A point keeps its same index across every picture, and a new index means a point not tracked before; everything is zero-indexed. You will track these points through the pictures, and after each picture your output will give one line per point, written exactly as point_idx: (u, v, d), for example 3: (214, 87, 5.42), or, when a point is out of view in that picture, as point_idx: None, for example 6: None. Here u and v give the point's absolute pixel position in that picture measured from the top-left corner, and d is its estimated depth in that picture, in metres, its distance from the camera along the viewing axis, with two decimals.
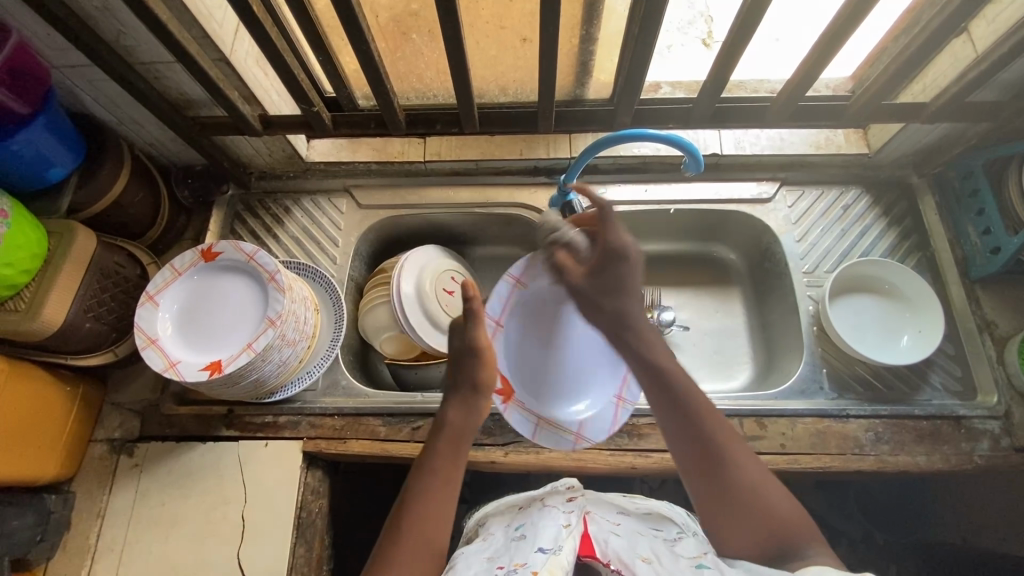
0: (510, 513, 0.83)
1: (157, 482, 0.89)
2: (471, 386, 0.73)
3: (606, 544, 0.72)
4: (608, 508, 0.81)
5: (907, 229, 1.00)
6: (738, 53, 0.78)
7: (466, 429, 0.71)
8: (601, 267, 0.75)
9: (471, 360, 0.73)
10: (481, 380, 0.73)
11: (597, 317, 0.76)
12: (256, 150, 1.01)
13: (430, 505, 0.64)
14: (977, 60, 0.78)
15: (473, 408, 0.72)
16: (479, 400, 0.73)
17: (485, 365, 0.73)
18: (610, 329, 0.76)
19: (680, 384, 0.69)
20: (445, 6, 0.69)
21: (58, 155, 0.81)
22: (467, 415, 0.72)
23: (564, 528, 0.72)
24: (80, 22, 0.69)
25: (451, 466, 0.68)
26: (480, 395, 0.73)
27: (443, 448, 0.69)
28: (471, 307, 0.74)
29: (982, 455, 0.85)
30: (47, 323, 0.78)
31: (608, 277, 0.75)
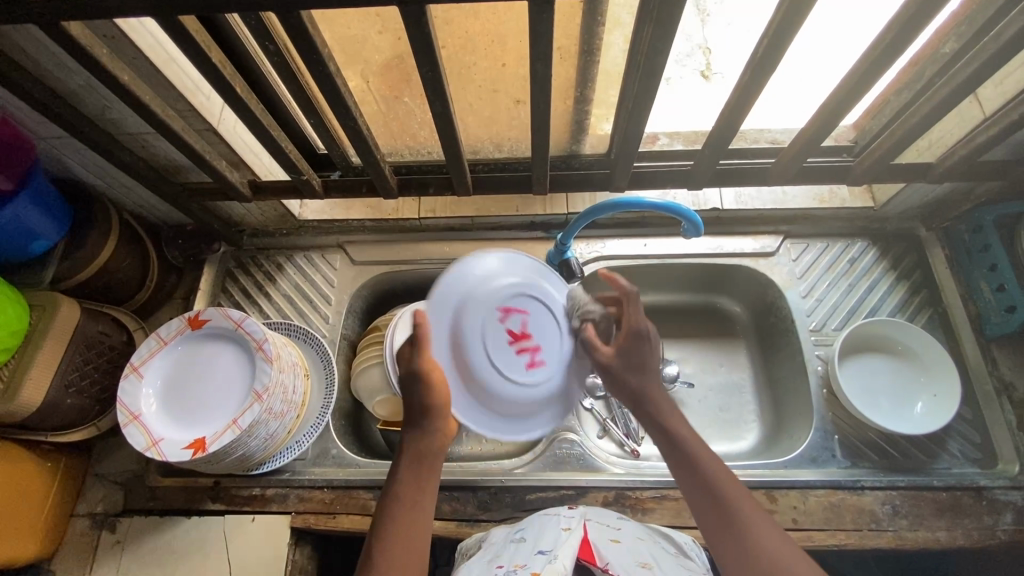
0: (510, 527, 0.76)
1: (138, 560, 0.86)
2: (418, 408, 0.66)
3: (608, 553, 0.64)
4: (608, 515, 0.75)
5: (917, 283, 0.97)
6: (742, 113, 0.75)
7: (426, 450, 0.66)
8: (627, 346, 0.70)
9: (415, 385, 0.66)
10: (433, 402, 0.66)
11: (617, 388, 0.71)
12: (248, 210, 1.00)
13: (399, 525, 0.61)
14: (986, 123, 0.75)
15: (430, 429, 0.66)
16: (436, 421, 0.66)
17: (436, 390, 0.66)
18: (630, 400, 0.70)
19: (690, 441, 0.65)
20: (434, 83, 0.67)
21: (42, 227, 0.80)
22: (425, 435, 0.66)
23: (565, 532, 0.68)
24: (60, 100, 0.67)
25: (416, 488, 0.64)
26: (430, 412, 0.67)
27: (406, 473, 0.65)
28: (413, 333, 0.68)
29: (1006, 530, 0.80)
30: (26, 403, 0.75)
31: (620, 367, 0.70)
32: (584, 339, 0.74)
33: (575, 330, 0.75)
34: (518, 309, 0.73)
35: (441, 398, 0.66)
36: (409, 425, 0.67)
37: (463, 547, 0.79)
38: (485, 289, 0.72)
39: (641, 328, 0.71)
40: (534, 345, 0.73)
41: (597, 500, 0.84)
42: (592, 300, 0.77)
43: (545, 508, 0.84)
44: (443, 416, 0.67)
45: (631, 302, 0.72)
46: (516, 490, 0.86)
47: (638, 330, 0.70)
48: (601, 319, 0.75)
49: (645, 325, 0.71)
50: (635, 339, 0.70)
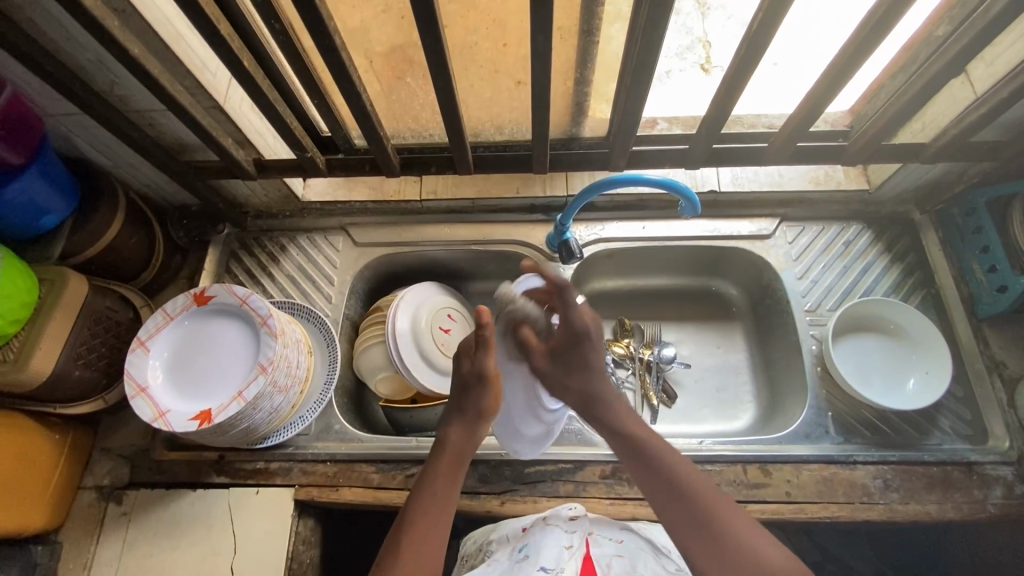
0: (511, 536, 0.79)
1: (145, 531, 0.87)
2: (476, 412, 0.74)
3: (609, 569, 0.71)
4: (610, 525, 0.79)
5: (911, 266, 0.98)
6: (737, 90, 0.76)
7: (465, 448, 0.74)
8: (563, 350, 0.75)
9: (478, 389, 0.74)
10: (487, 407, 0.75)
11: (562, 390, 0.75)
12: (252, 191, 1.01)
13: (431, 517, 0.66)
14: (977, 102, 0.77)
15: (474, 433, 0.74)
16: (480, 426, 0.75)
17: (492, 395, 0.74)
18: (578, 402, 0.75)
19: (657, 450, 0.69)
20: (437, 58, 0.68)
21: (51, 202, 0.81)
22: (467, 437, 0.74)
23: (566, 549, 0.73)
24: (70, 74, 0.68)
25: (448, 481, 0.70)
26: (483, 420, 0.75)
27: (440, 467, 0.71)
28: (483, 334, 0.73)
29: (995, 503, 0.82)
30: (35, 373, 0.77)
31: (567, 359, 0.75)
32: (521, 341, 0.77)
33: (514, 329, 0.78)
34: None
35: (495, 404, 0.75)
36: (450, 424, 0.75)
37: (468, 555, 0.84)
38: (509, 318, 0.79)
39: (579, 330, 0.75)
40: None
41: (594, 473, 0.86)
42: (528, 300, 0.79)
43: (544, 481, 0.86)
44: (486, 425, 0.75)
45: (568, 298, 0.76)
46: (516, 464, 0.87)
47: (580, 331, 0.75)
48: (540, 322, 0.79)
49: (589, 323, 0.76)
50: (574, 339, 0.75)
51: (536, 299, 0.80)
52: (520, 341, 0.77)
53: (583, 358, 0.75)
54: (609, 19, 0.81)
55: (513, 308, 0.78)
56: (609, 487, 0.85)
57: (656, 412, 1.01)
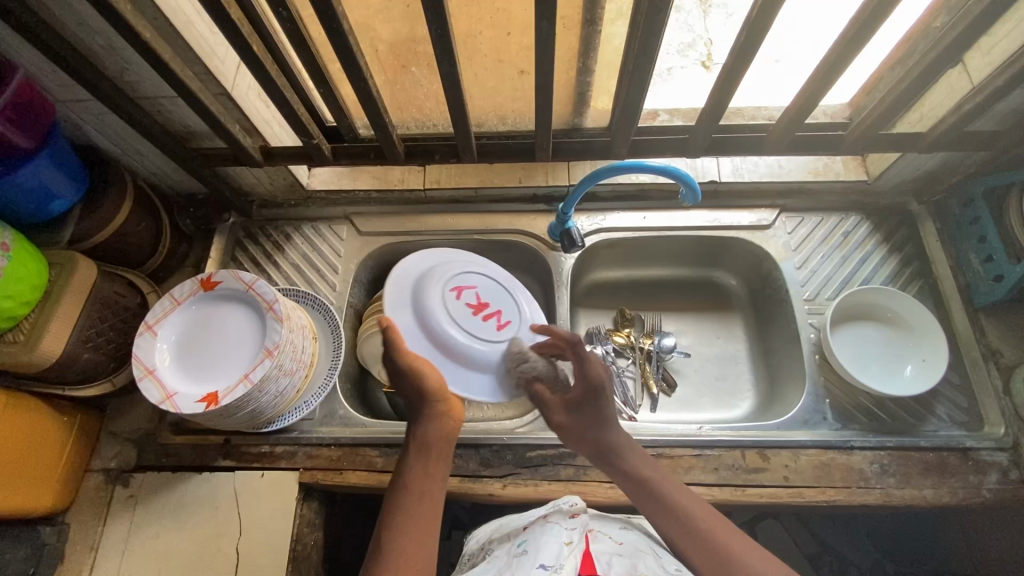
0: (512, 534, 0.81)
1: (151, 513, 0.89)
2: (416, 395, 0.70)
3: (609, 565, 0.68)
4: (609, 524, 0.80)
5: (908, 256, 1.00)
6: (737, 79, 0.77)
7: (430, 438, 0.69)
8: (579, 403, 0.75)
9: (410, 372, 0.70)
10: (429, 389, 0.69)
11: (576, 442, 0.75)
12: (258, 179, 1.02)
13: (406, 514, 0.63)
14: (974, 91, 0.78)
15: (432, 417, 0.69)
16: (434, 406, 0.69)
17: (427, 373, 0.69)
18: (590, 450, 0.74)
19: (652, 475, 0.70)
20: (442, 44, 0.70)
21: (61, 187, 0.82)
22: (427, 425, 0.69)
23: (566, 546, 0.71)
24: (83, 59, 0.69)
25: (423, 477, 0.67)
26: (433, 405, 0.70)
27: (413, 462, 0.68)
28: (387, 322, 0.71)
29: (990, 488, 0.83)
30: (45, 354, 0.78)
31: (581, 415, 0.75)
32: (534, 395, 0.77)
33: (528, 385, 0.77)
34: (467, 285, 0.81)
35: (436, 383, 0.70)
36: (416, 419, 0.71)
37: (469, 555, 0.87)
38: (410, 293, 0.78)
39: (594, 385, 0.75)
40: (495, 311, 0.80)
41: None
42: (540, 355, 0.78)
43: (546, 465, 0.87)
44: (440, 406, 0.70)
45: (580, 354, 0.75)
46: (518, 449, 0.89)
47: (591, 386, 0.75)
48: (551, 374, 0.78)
49: (602, 377, 0.75)
50: (588, 396, 0.75)
51: (549, 352, 0.79)
52: (534, 396, 0.77)
53: (598, 411, 0.74)
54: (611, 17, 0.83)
55: (523, 362, 0.76)
56: (609, 471, 0.86)
57: (656, 400, 1.02)
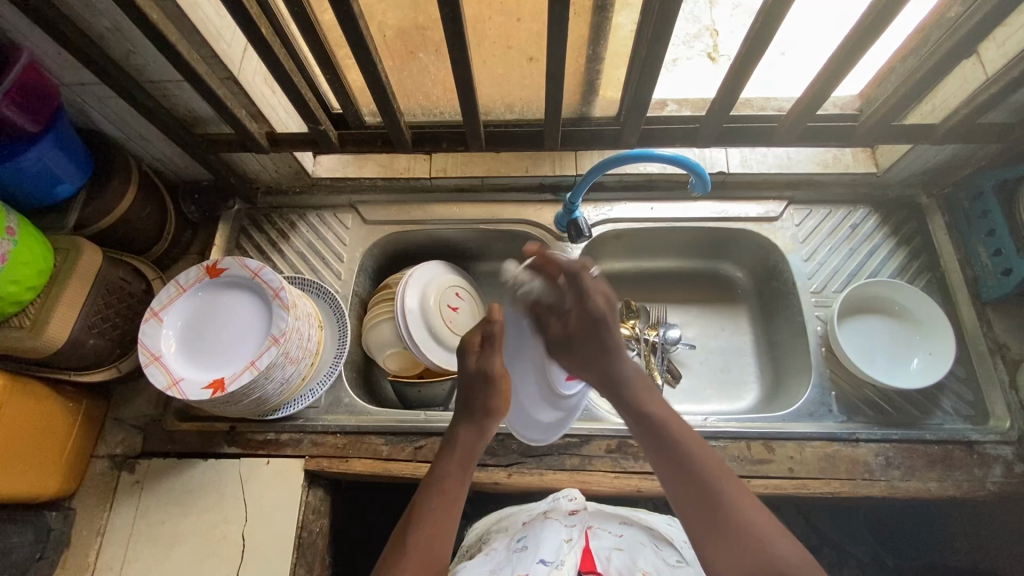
0: (512, 527, 0.82)
1: (157, 499, 0.89)
2: (482, 411, 0.75)
3: (609, 561, 0.71)
4: (609, 519, 0.81)
5: (916, 249, 0.99)
6: (749, 69, 0.76)
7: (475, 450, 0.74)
8: (579, 337, 0.79)
9: (484, 389, 0.76)
10: (493, 406, 0.76)
11: (579, 372, 0.79)
12: (263, 166, 1.02)
13: (435, 516, 0.66)
14: (987, 83, 0.77)
15: (483, 430, 0.75)
16: (489, 424, 0.75)
17: (497, 394, 0.76)
18: (597, 380, 0.77)
19: (658, 415, 0.71)
20: (453, 29, 0.69)
21: (65, 171, 0.82)
22: (475, 438, 0.74)
23: (566, 542, 0.72)
24: (88, 40, 0.68)
25: (461, 479, 0.70)
26: (491, 420, 0.76)
27: (452, 465, 0.71)
28: (491, 331, 0.79)
29: (995, 481, 0.83)
30: (50, 339, 0.78)
31: (581, 343, 0.79)
32: (539, 319, 0.81)
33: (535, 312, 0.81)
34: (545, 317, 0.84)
35: (501, 404, 0.76)
36: (460, 422, 0.76)
37: (468, 545, 0.87)
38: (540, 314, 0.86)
39: (596, 315, 0.78)
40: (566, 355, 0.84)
41: (600, 448, 0.88)
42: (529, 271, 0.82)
43: (551, 454, 0.87)
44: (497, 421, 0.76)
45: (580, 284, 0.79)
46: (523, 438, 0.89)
47: (595, 317, 0.78)
48: (551, 296, 0.81)
49: (603, 308, 0.79)
50: (592, 326, 0.78)
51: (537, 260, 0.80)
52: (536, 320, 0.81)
53: (599, 342, 0.77)
54: (619, 7, 0.82)
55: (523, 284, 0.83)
56: (615, 462, 0.86)
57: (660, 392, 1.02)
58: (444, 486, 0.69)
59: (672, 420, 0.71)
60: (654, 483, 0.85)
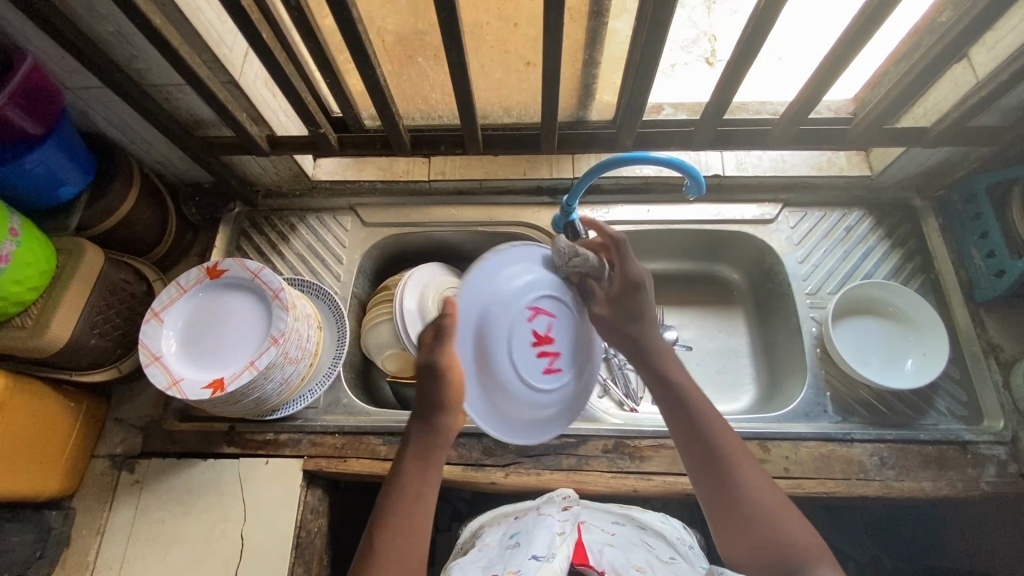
0: (505, 521, 0.83)
1: (157, 499, 0.89)
2: (432, 404, 0.62)
3: (601, 555, 0.72)
4: (603, 516, 0.82)
5: (911, 251, 1.00)
6: (740, 75, 0.78)
7: (436, 443, 0.63)
8: (619, 298, 0.72)
9: (433, 380, 0.62)
10: (446, 399, 0.62)
11: (613, 336, 0.72)
12: (263, 169, 1.03)
13: (403, 520, 0.59)
14: (978, 86, 0.79)
15: (436, 424, 0.63)
16: (442, 418, 0.63)
17: (449, 386, 0.62)
18: (629, 349, 0.72)
19: (690, 396, 0.67)
20: (450, 34, 0.70)
21: (68, 173, 0.83)
22: (430, 432, 0.63)
23: (558, 536, 0.73)
24: (92, 45, 0.70)
25: (420, 482, 0.62)
26: (447, 413, 0.63)
27: (412, 466, 0.62)
28: (441, 323, 0.63)
29: (989, 481, 0.84)
30: (52, 339, 0.79)
31: (619, 308, 0.71)
32: (579, 287, 0.72)
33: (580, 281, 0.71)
34: (546, 309, 0.67)
35: (454, 397, 0.62)
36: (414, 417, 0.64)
37: (464, 541, 0.87)
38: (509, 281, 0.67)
39: (635, 280, 0.72)
40: (554, 349, 0.68)
41: (597, 448, 0.88)
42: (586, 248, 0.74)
43: (548, 455, 0.88)
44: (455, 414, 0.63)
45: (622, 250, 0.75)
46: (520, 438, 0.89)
47: (633, 281, 0.72)
48: (598, 269, 0.72)
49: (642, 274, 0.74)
50: (629, 289, 0.72)
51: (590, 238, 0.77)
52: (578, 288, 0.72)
53: (639, 304, 0.71)
54: (615, 13, 0.83)
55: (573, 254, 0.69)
56: (611, 462, 0.87)
57: None
58: (408, 488, 0.61)
59: (699, 399, 0.68)
60: (650, 483, 0.85)
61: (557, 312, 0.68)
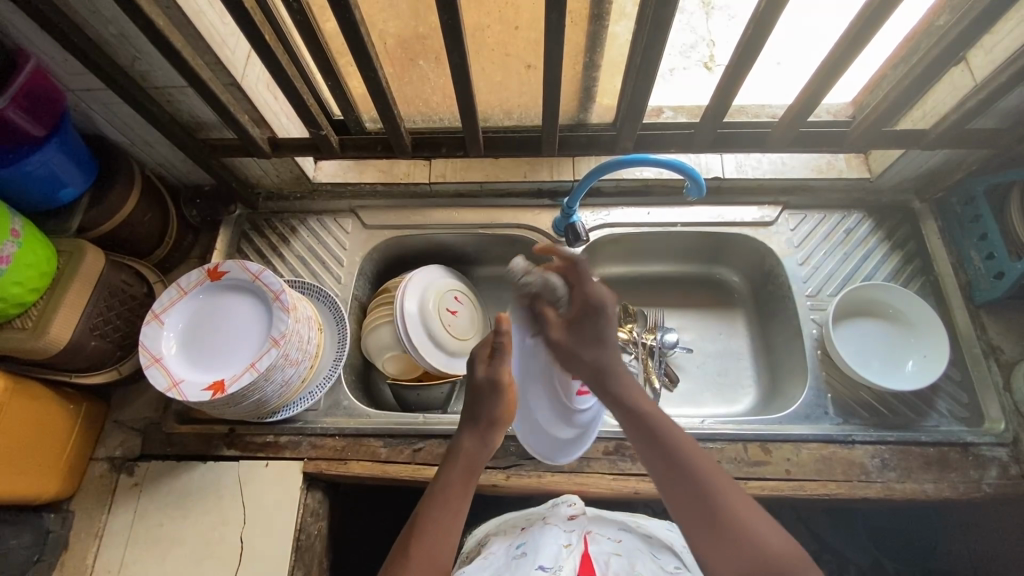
0: (511, 530, 0.83)
1: (156, 501, 0.89)
2: (487, 420, 0.77)
3: (608, 566, 0.70)
4: (608, 525, 0.81)
5: (910, 253, 1.00)
6: (739, 80, 0.79)
7: (478, 459, 0.74)
8: (579, 321, 0.77)
9: (492, 395, 0.77)
10: (498, 416, 0.77)
11: (573, 365, 0.76)
12: (264, 171, 1.03)
13: (442, 516, 0.67)
14: (976, 89, 0.79)
15: (485, 440, 0.76)
16: (492, 435, 0.77)
17: (504, 402, 0.77)
18: (590, 376, 0.75)
19: (654, 417, 0.71)
20: (452, 36, 0.70)
21: (69, 175, 0.83)
22: (478, 446, 0.75)
23: (565, 548, 0.72)
24: (95, 46, 0.70)
25: (461, 489, 0.70)
26: (496, 429, 0.77)
27: (456, 472, 0.72)
28: (500, 341, 0.78)
29: (991, 483, 0.83)
30: (52, 340, 0.79)
31: (580, 332, 0.76)
32: (538, 312, 0.79)
33: (529, 302, 0.80)
34: None
35: (505, 413, 0.78)
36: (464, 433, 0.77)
37: (468, 551, 0.87)
38: (594, 323, 0.85)
39: (596, 303, 0.78)
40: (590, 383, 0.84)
41: (598, 450, 0.88)
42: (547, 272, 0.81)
43: (548, 457, 0.88)
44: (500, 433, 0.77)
45: (583, 274, 0.79)
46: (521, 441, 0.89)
47: (592, 305, 0.77)
48: (558, 293, 0.79)
49: (603, 300, 0.78)
50: (586, 313, 0.77)
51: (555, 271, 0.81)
52: (536, 313, 0.79)
53: (597, 329, 0.76)
54: (615, 16, 0.83)
55: (527, 277, 0.80)
56: (612, 464, 0.87)
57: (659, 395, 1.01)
58: (449, 492, 0.69)
59: (664, 419, 0.71)
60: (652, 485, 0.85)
61: None
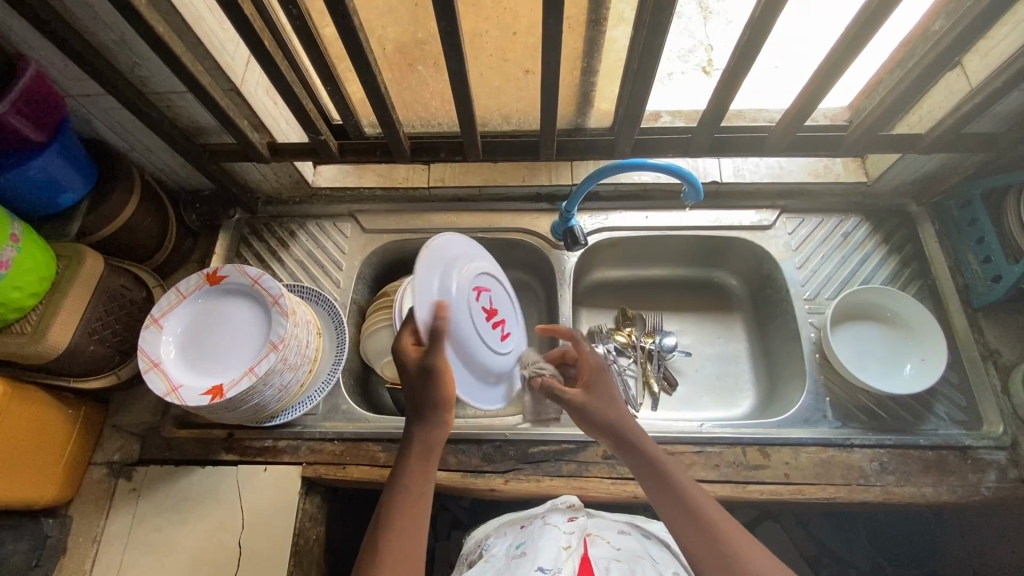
0: (511, 531, 0.82)
1: (154, 506, 0.89)
2: (430, 405, 0.68)
3: (607, 570, 0.70)
4: (609, 527, 0.81)
5: (908, 257, 1.01)
6: (736, 84, 0.79)
7: (431, 443, 0.68)
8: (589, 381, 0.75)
9: (428, 381, 0.67)
10: (441, 398, 0.68)
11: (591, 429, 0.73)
12: (263, 176, 1.03)
13: (401, 520, 0.62)
14: (973, 93, 0.79)
15: (434, 425, 0.68)
16: (439, 417, 0.68)
17: (443, 386, 0.68)
18: (605, 436, 0.72)
19: (660, 460, 0.68)
20: (451, 41, 0.71)
21: (69, 180, 0.83)
22: (428, 432, 0.68)
23: (564, 550, 0.73)
24: (95, 52, 0.70)
25: (422, 481, 0.65)
26: (441, 412, 0.69)
27: (411, 467, 0.66)
28: (436, 327, 0.69)
29: (989, 486, 0.83)
30: (51, 345, 0.79)
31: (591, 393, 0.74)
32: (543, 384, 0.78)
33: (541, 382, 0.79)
34: (484, 288, 0.85)
35: (448, 395, 0.69)
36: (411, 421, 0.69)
37: (468, 551, 0.87)
38: (467, 264, 0.82)
39: (598, 363, 0.76)
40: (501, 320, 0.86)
41: (597, 454, 0.88)
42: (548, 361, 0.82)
43: (547, 461, 0.88)
44: (448, 412, 0.69)
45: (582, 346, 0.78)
46: (520, 445, 0.89)
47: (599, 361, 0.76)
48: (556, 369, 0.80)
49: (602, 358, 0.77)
50: (597, 369, 0.75)
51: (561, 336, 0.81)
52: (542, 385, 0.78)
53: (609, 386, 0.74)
54: (613, 21, 0.84)
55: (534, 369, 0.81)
56: (611, 468, 0.87)
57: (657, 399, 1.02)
58: (408, 490, 0.64)
59: (667, 463, 0.68)
60: None
61: (489, 286, 0.87)
